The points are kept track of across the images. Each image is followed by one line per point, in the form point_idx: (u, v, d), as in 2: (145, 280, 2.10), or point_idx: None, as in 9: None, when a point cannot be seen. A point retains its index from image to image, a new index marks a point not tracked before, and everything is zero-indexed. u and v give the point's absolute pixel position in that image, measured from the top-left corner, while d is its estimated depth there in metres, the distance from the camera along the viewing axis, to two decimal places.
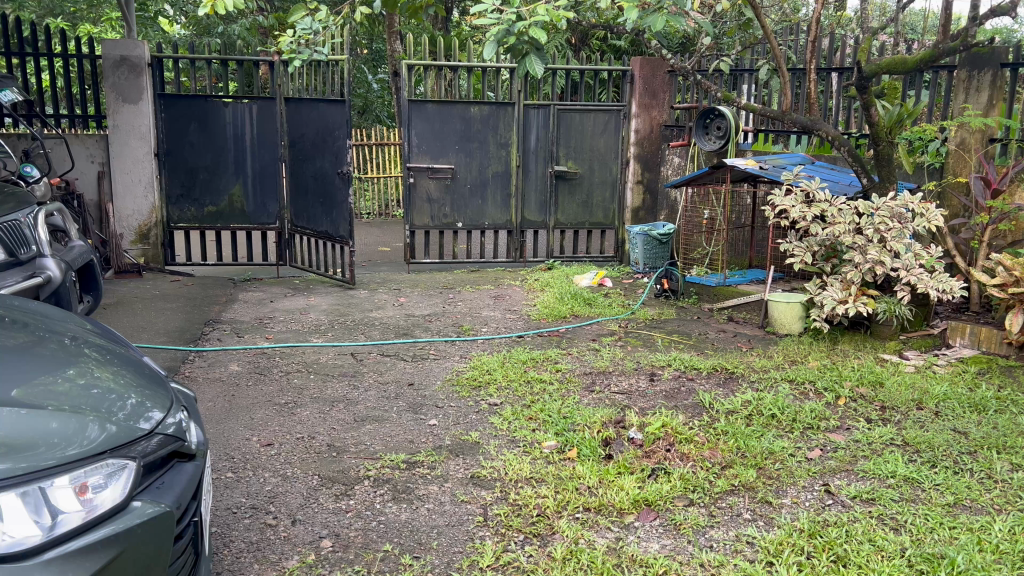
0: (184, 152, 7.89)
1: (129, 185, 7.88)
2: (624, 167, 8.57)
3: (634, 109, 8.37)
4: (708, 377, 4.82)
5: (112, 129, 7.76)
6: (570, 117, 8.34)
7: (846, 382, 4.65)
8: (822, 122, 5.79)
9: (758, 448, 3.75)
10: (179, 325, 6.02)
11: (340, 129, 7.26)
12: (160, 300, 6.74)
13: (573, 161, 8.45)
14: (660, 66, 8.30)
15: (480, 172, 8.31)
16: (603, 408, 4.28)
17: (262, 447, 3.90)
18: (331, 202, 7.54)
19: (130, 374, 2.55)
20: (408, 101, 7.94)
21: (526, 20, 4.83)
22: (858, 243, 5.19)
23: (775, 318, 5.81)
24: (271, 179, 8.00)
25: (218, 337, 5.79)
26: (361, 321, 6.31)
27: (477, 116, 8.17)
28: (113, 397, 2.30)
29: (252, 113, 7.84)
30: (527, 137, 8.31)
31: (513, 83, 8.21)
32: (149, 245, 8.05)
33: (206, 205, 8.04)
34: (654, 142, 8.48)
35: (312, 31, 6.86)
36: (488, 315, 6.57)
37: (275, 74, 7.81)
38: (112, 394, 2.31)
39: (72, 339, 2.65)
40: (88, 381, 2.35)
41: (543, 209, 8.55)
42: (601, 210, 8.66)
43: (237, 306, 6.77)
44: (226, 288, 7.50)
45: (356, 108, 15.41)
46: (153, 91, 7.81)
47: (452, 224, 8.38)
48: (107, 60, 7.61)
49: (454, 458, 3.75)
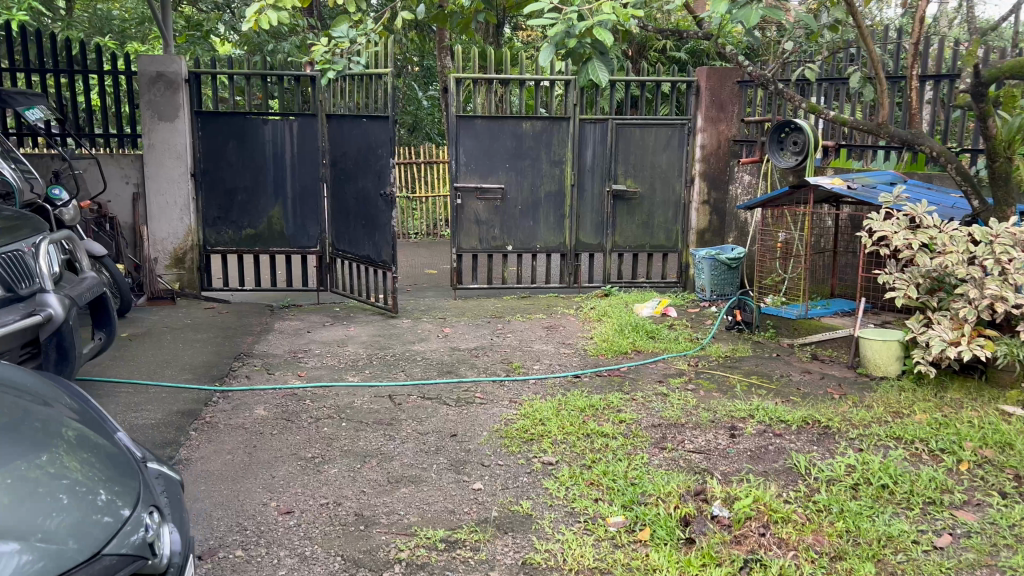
0: (222, 172, 7.51)
1: (164, 207, 7.46)
2: (688, 186, 7.92)
3: (700, 123, 7.73)
4: (798, 434, 4.15)
5: (146, 148, 7.37)
6: (630, 132, 7.72)
7: (967, 442, 3.91)
8: (926, 135, 5.07)
9: (874, 532, 3.07)
10: (207, 360, 5.56)
11: (383, 147, 6.82)
12: (191, 331, 6.30)
13: (633, 180, 7.83)
14: (729, 75, 7.65)
15: (532, 192, 7.75)
16: (678, 473, 3.65)
17: (279, 515, 3.36)
18: (373, 225, 7.07)
19: (106, 459, 2.07)
20: (455, 116, 7.45)
21: (588, 20, 4.27)
22: (973, 276, 4.42)
23: (869, 358, 5.14)
24: (312, 200, 7.57)
25: (246, 375, 5.30)
26: (402, 357, 5.75)
27: (529, 132, 7.62)
28: (75, 492, 1.86)
29: (293, 130, 7.46)
30: (582, 154, 7.74)
31: (569, 96, 7.64)
32: (185, 271, 7.59)
33: (244, 227, 7.62)
34: (721, 158, 7.79)
35: (349, 40, 7.08)
36: (539, 349, 5.96)
37: (316, 89, 7.43)
38: (77, 489, 1.88)
39: (55, 409, 2.21)
40: (53, 468, 1.91)
41: (600, 231, 7.92)
42: (663, 232, 7.99)
43: (272, 338, 6.29)
44: (263, 316, 7.05)
45: (405, 126, 15.07)
46: (190, 108, 7.43)
47: (502, 247, 7.82)
48: (143, 76, 7.24)
49: (502, 537, 3.15)
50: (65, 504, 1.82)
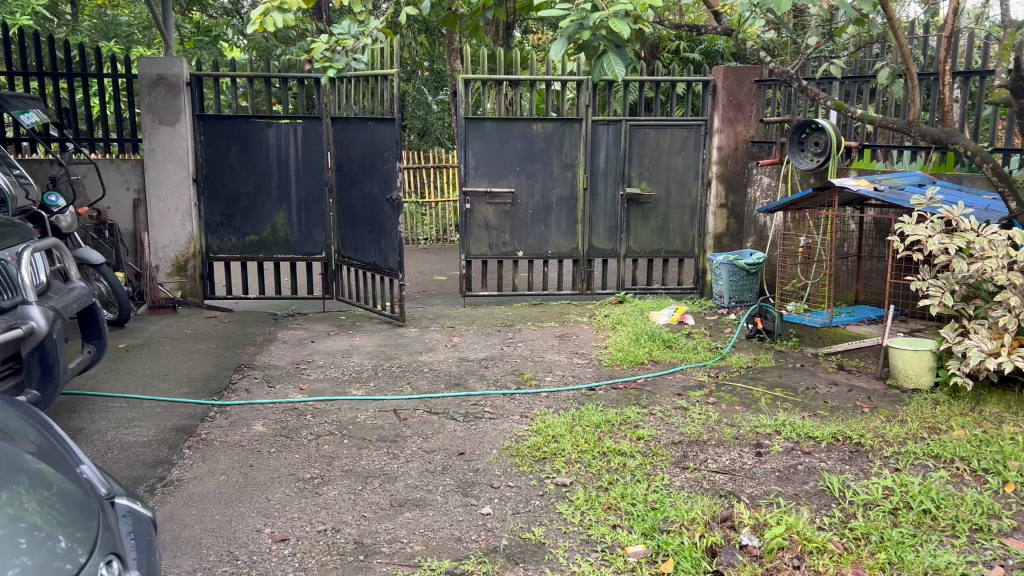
0: (225, 178, 7.32)
1: (165, 213, 7.26)
2: (704, 189, 7.66)
3: (717, 124, 7.48)
4: (828, 452, 3.89)
5: (147, 153, 7.18)
6: (644, 133, 7.48)
7: (1013, 462, 3.64)
8: (961, 134, 4.80)
9: (920, 564, 2.81)
10: (206, 372, 5.34)
11: (389, 150, 6.61)
12: (191, 341, 6.09)
13: (648, 183, 7.58)
14: (747, 75, 7.40)
15: (543, 196, 7.52)
16: (702, 496, 3.39)
17: (273, 543, 3.13)
18: (379, 231, 6.85)
19: (68, 498, 1.85)
20: (464, 119, 7.24)
21: (604, 11, 4.08)
22: (1015, 283, 4.14)
23: (899, 369, 4.89)
24: (317, 205, 7.37)
25: (246, 388, 5.08)
26: (408, 368, 5.52)
27: (540, 134, 7.40)
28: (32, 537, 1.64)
29: (297, 134, 7.27)
30: (595, 157, 7.50)
31: (581, 96, 7.40)
32: (187, 279, 7.37)
33: (247, 234, 7.42)
34: (739, 160, 7.53)
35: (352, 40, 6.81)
36: (552, 360, 5.72)
37: (321, 92, 7.24)
38: (35, 534, 1.66)
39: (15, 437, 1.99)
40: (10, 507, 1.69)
41: (614, 236, 7.67)
42: (679, 237, 7.73)
43: (274, 348, 6.07)
44: (266, 325, 6.83)
45: (414, 131, 14.87)
46: (192, 111, 7.23)
47: (512, 253, 7.58)
48: (143, 79, 7.04)
49: (512, 568, 2.90)
50: (24, 550, 1.60)
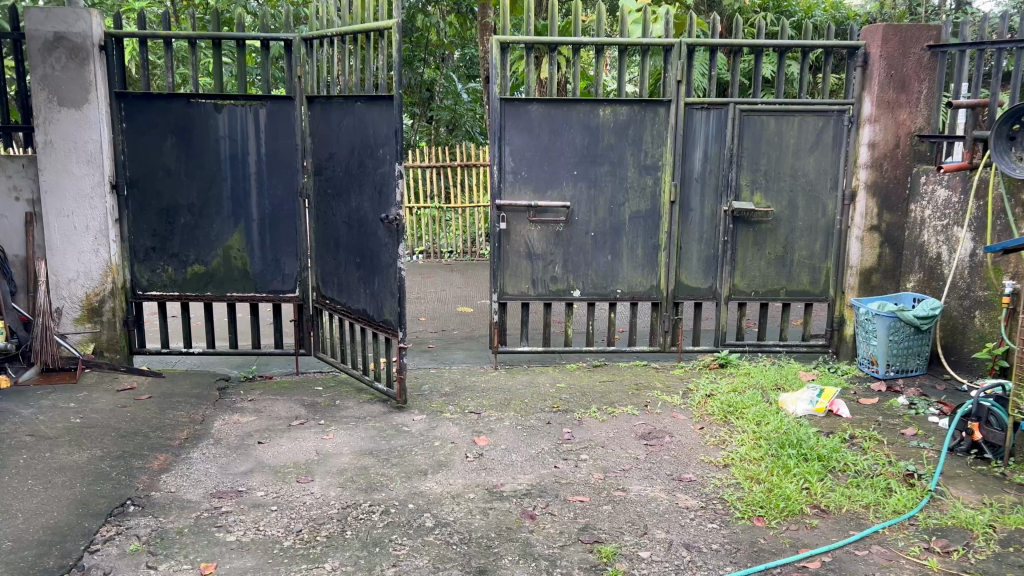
0: (157, 183, 5.12)
1: (70, 233, 5.05)
2: (845, 203, 5.29)
3: (869, 109, 5.12)
4: None
5: (42, 147, 4.96)
6: (760, 122, 5.14)
7: None
8: None
9: None
10: (57, 524, 3.13)
11: (385, 145, 4.38)
12: (68, 445, 3.87)
13: (764, 195, 5.23)
14: (916, 38, 5.04)
15: (610, 212, 5.21)
16: None
17: None
18: (371, 265, 4.60)
19: None
20: (500, 99, 4.96)
21: None
22: None
23: None
24: (288, 223, 5.15)
25: (107, 571, 2.84)
26: (400, 514, 3.24)
27: (608, 123, 5.09)
28: None
29: (259, 121, 5.04)
30: (688, 156, 5.18)
31: (669, 68, 5.08)
32: (103, 327, 5.18)
33: (188, 263, 5.20)
34: (899, 163, 5.17)
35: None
36: (641, 498, 3.41)
37: (293, 59, 5.00)
38: None
39: None
40: None
41: (712, 270, 5.33)
42: (807, 272, 5.36)
43: (197, 458, 3.83)
44: (202, 405, 4.59)
45: (442, 123, 12.72)
46: (108, 89, 5.02)
47: (565, 292, 5.28)
48: (35, 39, 4.83)
49: None
50: None
